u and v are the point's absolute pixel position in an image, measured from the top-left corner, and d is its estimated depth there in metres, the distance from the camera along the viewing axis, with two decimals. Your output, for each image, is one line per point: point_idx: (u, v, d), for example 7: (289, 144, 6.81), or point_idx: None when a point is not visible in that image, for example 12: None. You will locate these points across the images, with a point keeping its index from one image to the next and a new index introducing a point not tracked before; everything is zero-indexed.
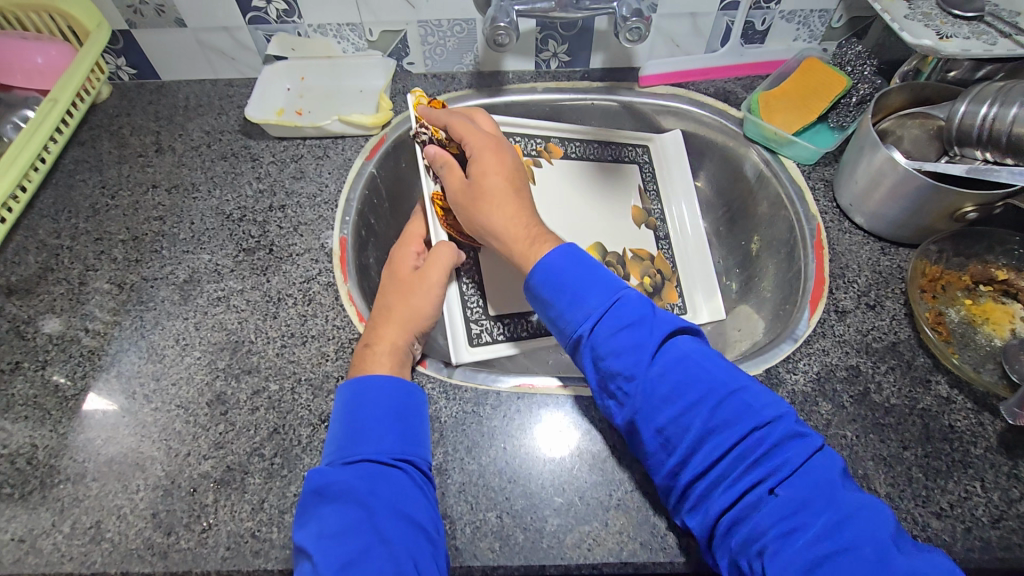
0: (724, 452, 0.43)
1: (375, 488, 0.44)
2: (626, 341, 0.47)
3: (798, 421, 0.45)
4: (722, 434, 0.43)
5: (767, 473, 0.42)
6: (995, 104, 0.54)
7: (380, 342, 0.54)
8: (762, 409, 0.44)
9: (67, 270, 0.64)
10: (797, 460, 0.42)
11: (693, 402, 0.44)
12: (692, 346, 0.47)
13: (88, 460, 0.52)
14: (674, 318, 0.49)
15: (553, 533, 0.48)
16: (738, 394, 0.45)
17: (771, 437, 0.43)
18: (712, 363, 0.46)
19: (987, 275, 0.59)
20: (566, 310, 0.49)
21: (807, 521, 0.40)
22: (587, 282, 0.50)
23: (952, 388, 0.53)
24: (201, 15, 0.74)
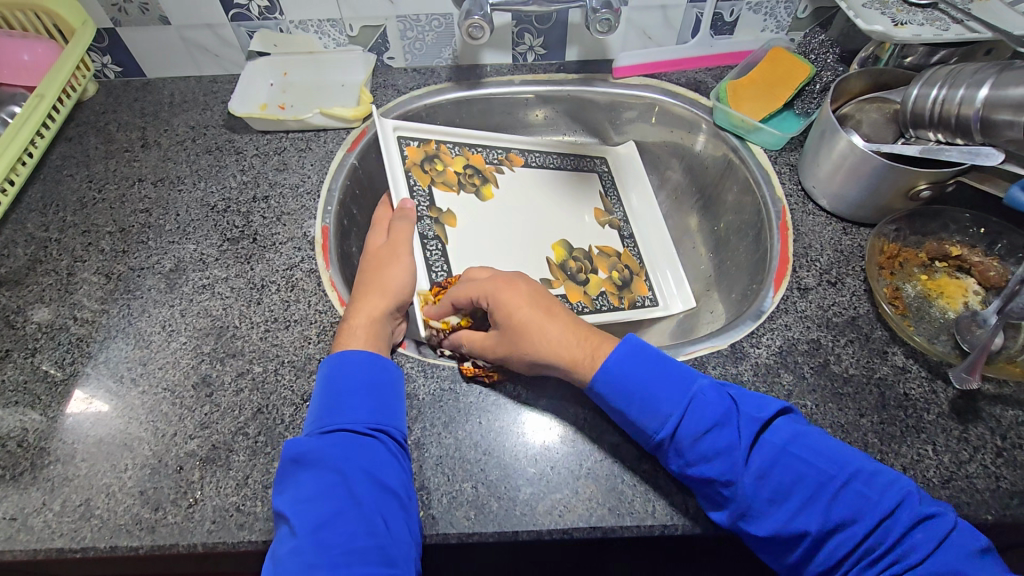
0: (848, 548, 0.42)
1: (348, 455, 0.46)
2: (715, 446, 0.46)
3: (922, 501, 0.43)
4: (843, 530, 0.43)
5: (895, 563, 0.41)
6: (944, 86, 0.57)
7: (355, 305, 0.57)
8: (880, 498, 0.43)
9: (56, 261, 0.65)
10: (925, 547, 0.41)
11: (804, 500, 0.44)
12: (787, 436, 0.46)
13: (78, 441, 0.54)
14: (757, 409, 0.48)
15: (525, 501, 0.50)
16: (848, 486, 0.43)
17: (895, 524, 0.42)
18: (817, 454, 0.45)
19: (942, 252, 0.61)
20: (643, 418, 0.48)
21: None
22: (660, 386, 0.48)
23: (908, 358, 0.56)
24: (185, 13, 0.76)
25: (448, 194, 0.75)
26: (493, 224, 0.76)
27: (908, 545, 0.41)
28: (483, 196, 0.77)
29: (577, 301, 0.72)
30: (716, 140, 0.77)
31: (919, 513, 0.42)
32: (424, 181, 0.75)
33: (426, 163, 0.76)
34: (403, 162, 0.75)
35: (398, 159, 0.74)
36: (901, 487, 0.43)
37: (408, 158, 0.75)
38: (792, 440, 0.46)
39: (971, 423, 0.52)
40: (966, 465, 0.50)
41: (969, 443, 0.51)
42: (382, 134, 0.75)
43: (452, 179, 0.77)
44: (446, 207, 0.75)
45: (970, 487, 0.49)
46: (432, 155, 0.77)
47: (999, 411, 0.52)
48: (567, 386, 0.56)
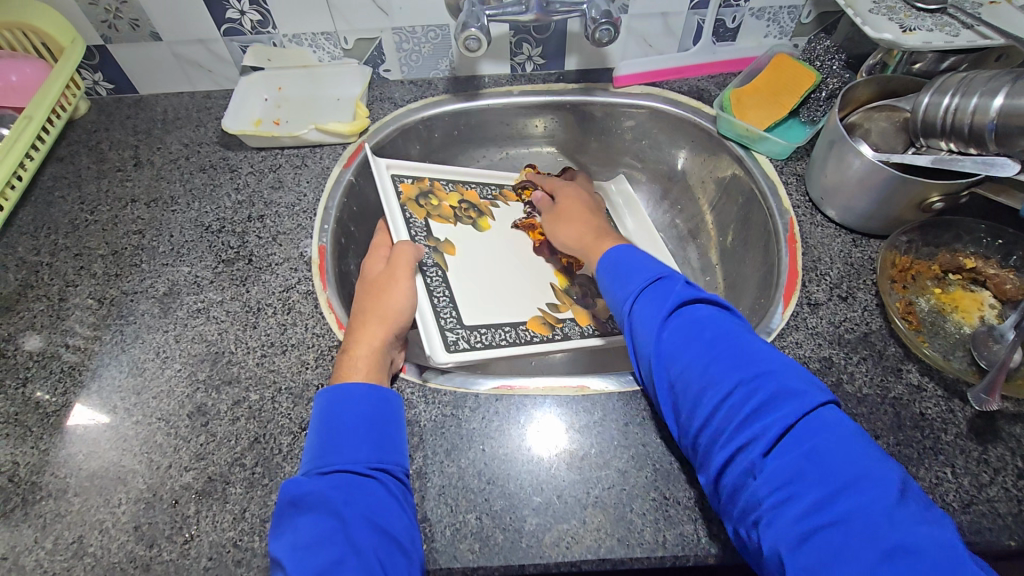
0: (723, 411, 0.42)
1: (348, 498, 0.44)
2: (651, 303, 0.50)
3: (806, 388, 0.42)
4: (719, 396, 0.43)
5: (758, 436, 0.40)
6: (957, 95, 0.55)
7: (360, 338, 0.55)
8: (762, 373, 0.43)
9: (48, 286, 0.64)
10: (793, 423, 0.40)
11: (697, 359, 0.45)
12: (708, 313, 0.48)
13: (70, 475, 0.52)
14: (700, 292, 0.51)
15: (531, 532, 0.48)
16: (741, 359, 0.44)
17: (765, 397, 0.42)
18: (727, 330, 0.47)
19: (956, 264, 0.59)
20: (614, 296, 0.54)
21: (795, 489, 0.37)
22: (633, 267, 0.55)
23: (923, 376, 0.54)
24: (176, 28, 0.75)
25: (445, 226, 0.74)
26: (492, 253, 0.75)
27: (773, 419, 0.40)
28: (479, 227, 0.76)
29: (586, 325, 0.71)
30: (721, 150, 0.76)
31: (793, 391, 0.42)
32: (420, 215, 0.73)
33: (422, 199, 0.74)
34: (398, 198, 0.73)
35: (393, 194, 0.72)
36: (787, 373, 0.43)
37: (402, 195, 0.73)
38: (703, 315, 0.48)
39: (990, 444, 0.50)
40: (986, 488, 0.49)
41: (989, 465, 0.49)
42: (377, 172, 0.73)
43: (448, 212, 0.75)
44: (444, 237, 0.73)
45: (991, 512, 0.48)
46: (426, 191, 0.76)
47: (1020, 430, 0.51)
48: (572, 410, 0.54)
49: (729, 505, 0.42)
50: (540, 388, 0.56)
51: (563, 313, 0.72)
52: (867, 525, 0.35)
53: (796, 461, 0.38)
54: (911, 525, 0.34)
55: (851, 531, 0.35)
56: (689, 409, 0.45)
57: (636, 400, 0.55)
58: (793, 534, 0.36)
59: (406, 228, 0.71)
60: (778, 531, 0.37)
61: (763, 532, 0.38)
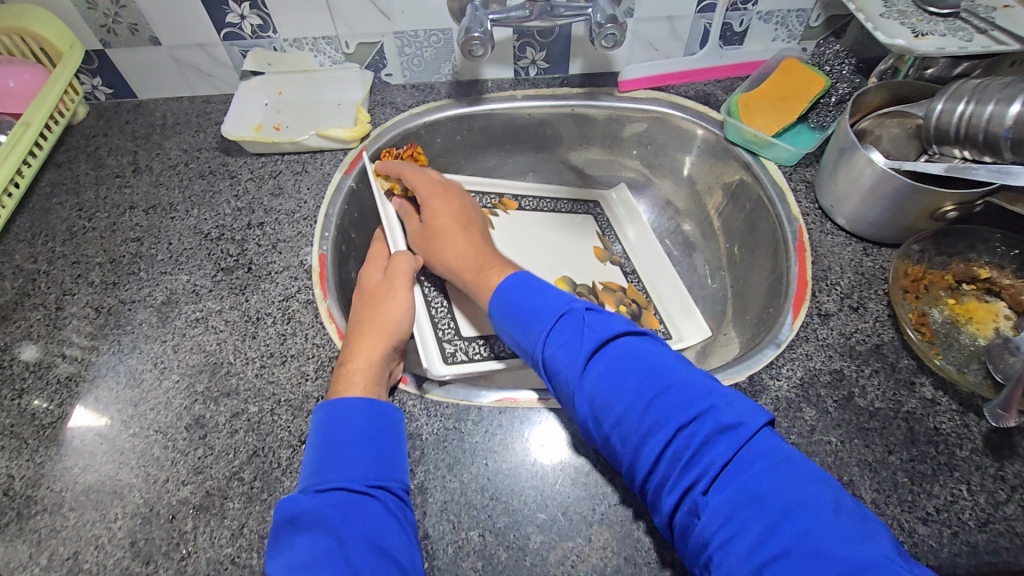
0: (660, 456, 0.41)
1: (345, 517, 0.43)
2: (563, 348, 0.47)
3: (730, 412, 0.41)
4: (649, 435, 0.41)
5: (698, 474, 0.39)
6: (972, 101, 0.54)
7: (358, 352, 0.54)
8: (690, 405, 0.41)
9: (44, 295, 0.63)
10: (727, 458, 0.39)
11: (623, 403, 0.43)
12: (626, 347, 0.46)
13: (66, 489, 0.51)
14: (606, 325, 0.48)
15: (536, 550, 0.47)
16: (666, 393, 0.42)
17: (694, 430, 0.40)
18: (647, 359, 0.45)
19: (970, 274, 0.58)
20: (519, 336, 0.51)
21: (739, 525, 0.36)
22: (536, 306, 0.51)
23: (937, 390, 0.53)
24: (176, 32, 0.74)
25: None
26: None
27: (709, 456, 0.39)
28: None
29: None
30: (728, 156, 0.75)
31: (723, 424, 0.40)
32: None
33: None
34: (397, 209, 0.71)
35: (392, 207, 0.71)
36: (715, 397, 0.42)
37: (401, 205, 0.72)
38: (619, 346, 0.46)
39: (1007, 460, 0.49)
40: (1003, 506, 0.47)
41: (1006, 482, 0.48)
42: (375, 184, 0.71)
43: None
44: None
45: (1009, 531, 0.46)
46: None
47: None
48: (578, 423, 0.53)
49: (682, 543, 0.41)
50: (544, 399, 0.55)
51: None
52: (814, 552, 0.34)
53: (736, 496, 0.37)
54: (855, 544, 0.34)
55: (800, 561, 0.34)
56: (624, 450, 0.43)
57: None
58: (746, 573, 0.35)
59: (405, 238, 0.69)
60: (733, 572, 0.36)
61: (718, 574, 0.36)
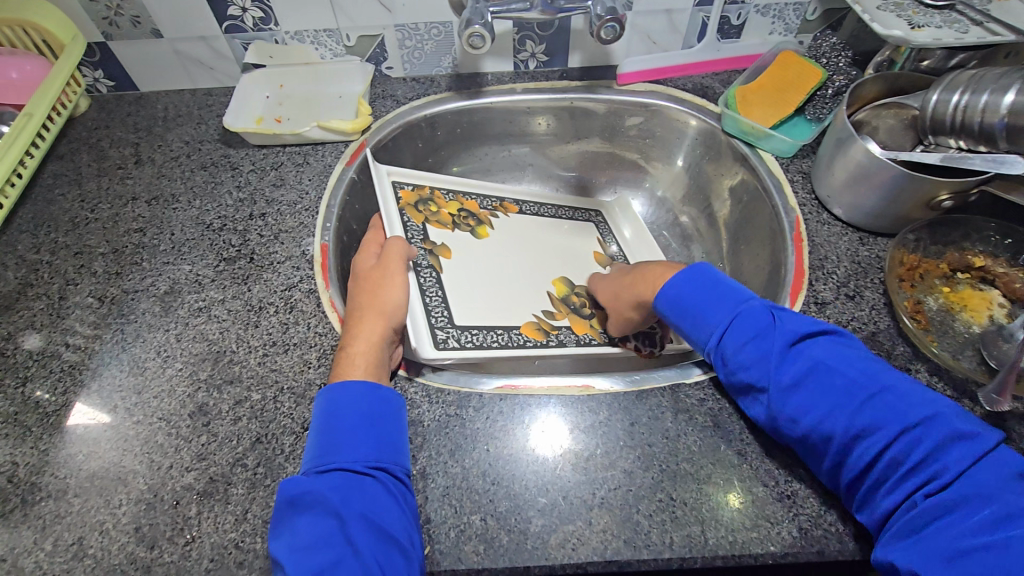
0: (878, 456, 0.43)
1: (346, 498, 0.44)
2: (752, 344, 0.50)
3: (960, 421, 0.43)
4: (873, 440, 0.43)
5: (926, 479, 0.42)
6: (967, 91, 0.55)
7: (358, 338, 0.54)
8: (910, 411, 0.43)
9: (48, 284, 0.63)
10: (960, 464, 0.41)
11: (835, 404, 0.45)
12: (825, 349, 0.48)
13: (70, 476, 0.52)
14: (798, 325, 0.50)
15: (536, 533, 0.48)
16: (885, 395, 0.45)
17: (921, 437, 0.42)
18: (867, 370, 0.47)
19: (964, 262, 0.59)
20: (699, 333, 0.53)
21: (955, 523, 0.39)
22: (709, 303, 0.54)
23: (932, 376, 0.54)
24: (177, 25, 0.74)
25: (443, 231, 0.74)
26: (491, 260, 0.74)
27: (941, 462, 0.41)
28: (478, 235, 0.76)
29: (584, 333, 0.71)
30: (726, 148, 0.75)
31: (961, 434, 0.42)
32: (418, 220, 0.72)
33: (421, 206, 0.74)
34: (397, 203, 0.72)
35: (393, 199, 0.72)
36: (939, 407, 0.44)
37: (401, 200, 0.73)
38: (826, 349, 0.48)
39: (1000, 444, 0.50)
40: None
41: None
42: (376, 179, 0.73)
43: (446, 218, 0.75)
44: (440, 241, 0.72)
45: None
46: (426, 198, 0.76)
47: None
48: (577, 409, 0.54)
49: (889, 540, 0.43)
50: (544, 388, 0.56)
51: (559, 321, 0.71)
52: None
53: (965, 501, 0.40)
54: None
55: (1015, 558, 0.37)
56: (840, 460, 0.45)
57: (641, 400, 0.54)
58: (944, 552, 0.39)
59: (403, 229, 0.70)
60: (928, 553, 0.39)
61: (904, 554, 0.40)
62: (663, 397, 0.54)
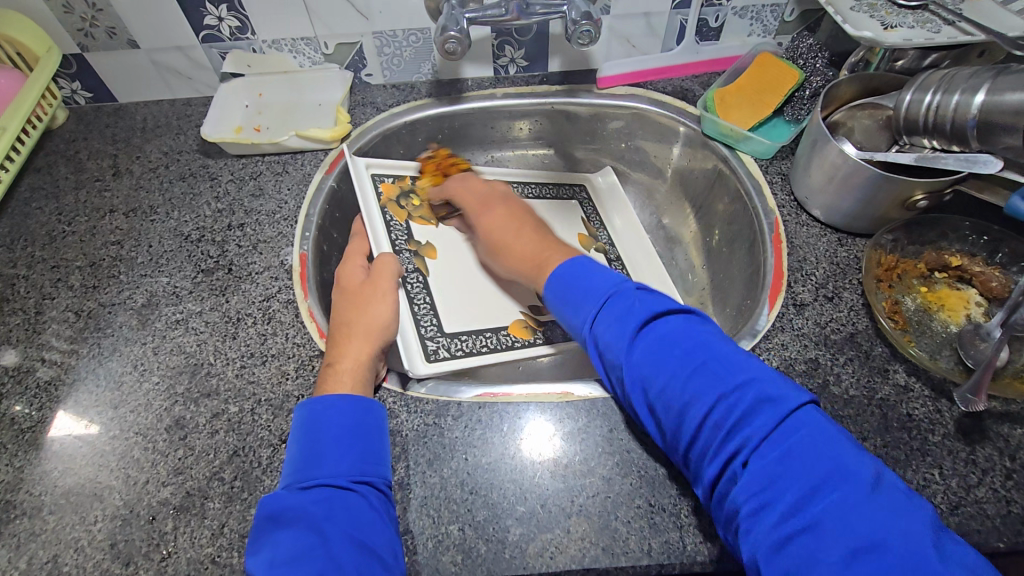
0: (707, 424, 0.41)
1: (329, 514, 0.44)
2: (614, 320, 0.48)
3: (773, 386, 0.42)
4: (701, 408, 0.42)
5: (737, 446, 0.40)
6: (939, 91, 0.55)
7: (345, 358, 0.54)
8: (736, 378, 0.42)
9: (23, 299, 0.63)
10: (764, 426, 0.39)
11: (673, 375, 0.44)
12: (678, 325, 0.47)
13: (46, 493, 0.51)
14: (655, 305, 0.49)
15: (514, 543, 0.47)
16: (712, 365, 0.43)
17: (742, 404, 0.41)
18: (702, 341, 0.45)
19: (941, 262, 0.59)
20: (573, 318, 0.52)
21: (761, 480, 0.38)
22: (583, 289, 0.52)
23: (910, 377, 0.54)
24: (153, 36, 0.74)
25: (427, 228, 0.75)
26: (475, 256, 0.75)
27: (750, 426, 0.40)
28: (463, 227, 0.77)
29: None
30: (706, 150, 0.75)
31: (770, 398, 0.41)
32: (401, 217, 0.74)
33: (402, 199, 0.75)
34: (379, 200, 0.74)
35: (374, 197, 0.73)
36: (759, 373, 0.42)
37: (383, 195, 0.74)
38: (677, 327, 0.47)
39: (978, 445, 0.50)
40: (974, 489, 0.48)
41: (977, 465, 0.49)
42: (357, 174, 0.74)
43: (429, 213, 0.77)
44: (425, 240, 0.74)
45: (980, 513, 0.47)
46: (408, 191, 0.77)
47: (1007, 430, 0.50)
48: (556, 416, 0.54)
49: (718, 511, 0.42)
50: (524, 394, 0.56)
51: (546, 316, 0.71)
52: (843, 526, 0.34)
53: (773, 467, 0.38)
54: (885, 521, 0.34)
55: (822, 531, 0.35)
56: (675, 430, 0.43)
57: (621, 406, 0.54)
58: (771, 542, 0.36)
59: (386, 231, 0.72)
60: (757, 541, 0.36)
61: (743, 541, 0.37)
62: None
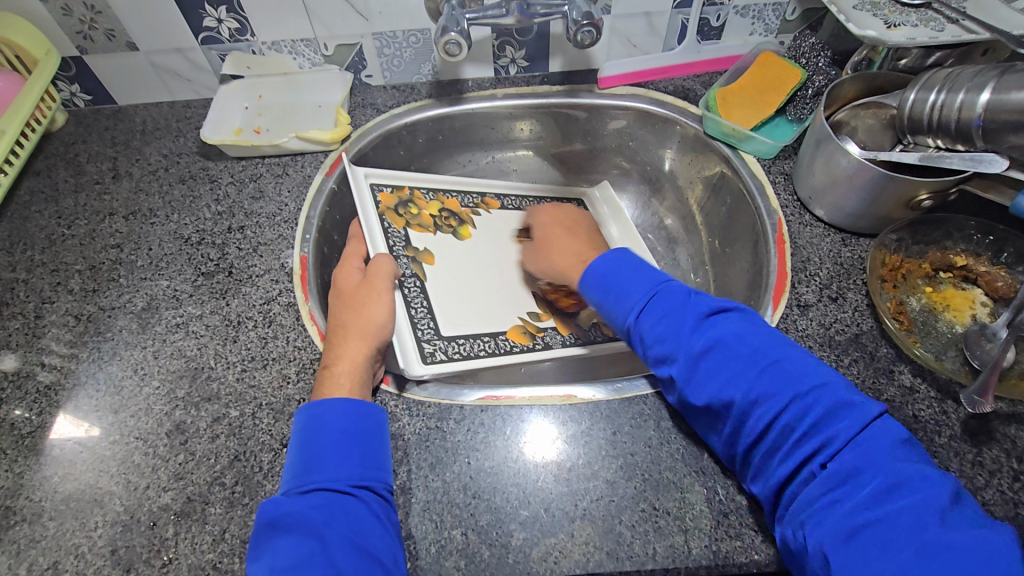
0: (776, 421, 0.44)
1: (328, 519, 0.44)
2: (664, 319, 0.50)
3: (846, 391, 0.44)
4: (769, 406, 0.44)
5: (816, 447, 0.42)
6: (943, 90, 0.55)
7: (341, 360, 0.54)
8: (808, 379, 0.44)
9: (23, 303, 0.62)
10: (847, 431, 0.42)
11: (741, 372, 0.46)
12: (739, 325, 0.48)
13: (45, 499, 0.51)
14: (714, 304, 0.50)
15: (518, 547, 0.47)
16: (778, 363, 0.45)
17: (818, 404, 0.43)
18: (766, 341, 0.47)
19: (946, 262, 0.59)
20: (614, 311, 0.53)
21: (844, 486, 0.40)
22: (631, 281, 0.54)
23: (915, 378, 0.53)
24: (152, 38, 0.73)
25: (424, 235, 0.73)
26: (473, 262, 0.74)
27: (830, 429, 0.42)
28: (461, 236, 0.76)
29: (568, 333, 0.71)
30: (708, 150, 0.75)
31: (845, 402, 0.43)
32: (399, 224, 0.72)
33: (401, 208, 0.73)
34: (376, 206, 0.72)
35: (371, 204, 0.71)
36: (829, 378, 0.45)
37: (381, 204, 0.72)
38: (739, 326, 0.48)
39: (984, 446, 0.49)
40: (981, 491, 0.47)
41: (983, 467, 0.48)
42: (354, 181, 0.72)
43: (427, 221, 0.75)
44: (423, 246, 0.72)
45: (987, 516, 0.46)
46: (406, 200, 0.75)
47: (1014, 431, 0.49)
48: (560, 419, 0.53)
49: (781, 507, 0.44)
50: (527, 397, 0.55)
51: (544, 322, 0.72)
52: (921, 527, 0.37)
53: (854, 466, 0.40)
54: (962, 527, 0.37)
55: (900, 528, 0.37)
56: (739, 427, 0.45)
57: (624, 408, 0.53)
58: (841, 531, 0.38)
59: (384, 237, 0.70)
60: (826, 532, 0.39)
61: (810, 531, 0.40)
62: (646, 406, 0.54)
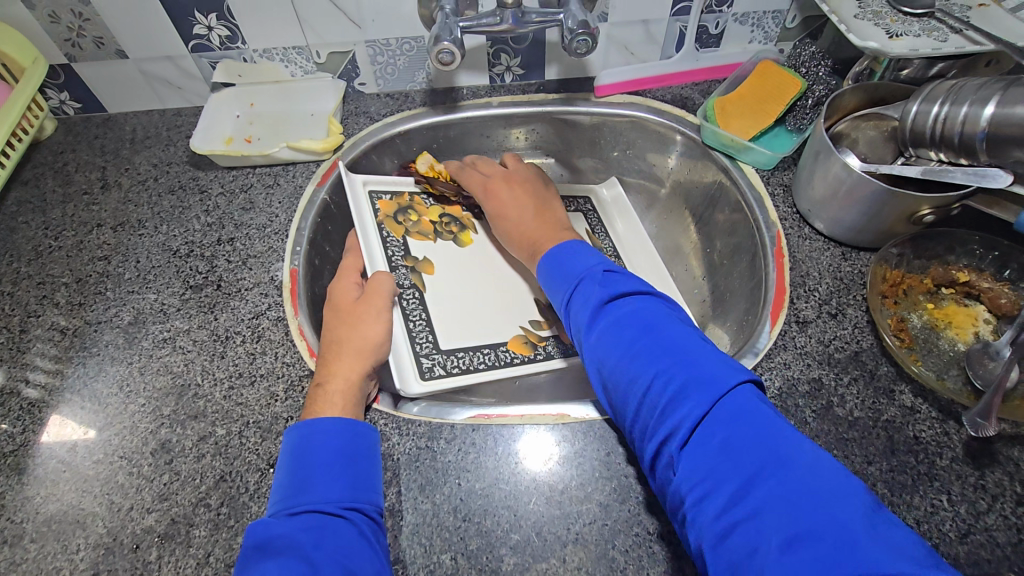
0: (647, 406, 0.42)
1: (318, 542, 0.42)
2: (578, 304, 0.51)
3: (710, 368, 0.42)
4: (641, 387, 0.43)
5: (672, 429, 0.40)
6: (947, 103, 0.53)
7: (333, 378, 0.53)
8: (672, 360, 0.43)
9: (8, 317, 0.61)
10: (699, 411, 0.39)
11: (619, 355, 0.45)
12: (626, 308, 0.48)
13: (26, 520, 0.50)
14: (608, 289, 0.50)
15: (508, 573, 0.46)
16: (654, 344, 0.44)
17: (676, 386, 0.41)
18: (648, 321, 0.46)
19: (949, 277, 0.58)
20: (555, 297, 0.55)
21: (708, 473, 0.37)
22: (562, 270, 0.55)
23: (916, 398, 0.52)
24: (142, 46, 0.72)
25: (425, 244, 0.72)
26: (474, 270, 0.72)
27: (683, 411, 0.40)
28: (462, 242, 0.74)
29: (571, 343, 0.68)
30: (706, 159, 0.74)
31: (704, 380, 0.41)
32: (398, 233, 0.71)
33: (400, 216, 0.72)
34: (375, 216, 0.71)
35: (369, 215, 0.71)
36: (697, 358, 0.43)
37: (380, 212, 0.72)
38: (629, 307, 0.48)
39: (987, 469, 0.48)
40: (983, 516, 0.46)
41: (986, 491, 0.47)
42: (352, 190, 0.71)
43: (428, 228, 0.74)
44: (422, 256, 0.71)
45: (990, 542, 0.45)
46: (406, 207, 0.74)
47: (1017, 453, 0.48)
48: (552, 439, 0.52)
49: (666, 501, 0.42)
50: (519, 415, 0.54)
51: (545, 331, 0.69)
52: (781, 513, 0.34)
53: (712, 456, 0.37)
54: (823, 511, 0.33)
55: (762, 519, 0.34)
56: (624, 412, 0.44)
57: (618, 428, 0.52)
58: (715, 533, 0.35)
59: (382, 248, 0.69)
60: (701, 529, 0.36)
61: (691, 530, 0.37)
62: None
